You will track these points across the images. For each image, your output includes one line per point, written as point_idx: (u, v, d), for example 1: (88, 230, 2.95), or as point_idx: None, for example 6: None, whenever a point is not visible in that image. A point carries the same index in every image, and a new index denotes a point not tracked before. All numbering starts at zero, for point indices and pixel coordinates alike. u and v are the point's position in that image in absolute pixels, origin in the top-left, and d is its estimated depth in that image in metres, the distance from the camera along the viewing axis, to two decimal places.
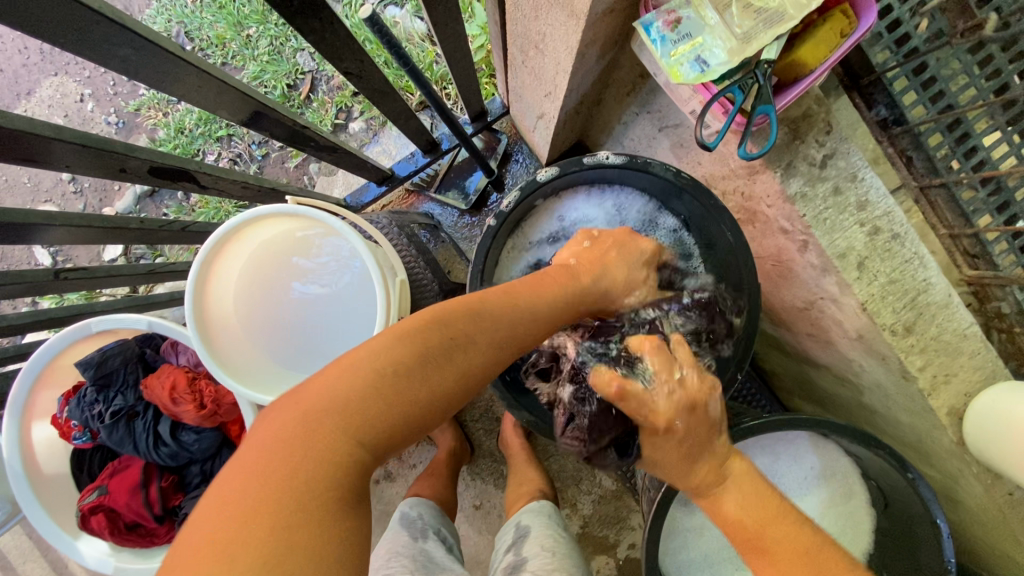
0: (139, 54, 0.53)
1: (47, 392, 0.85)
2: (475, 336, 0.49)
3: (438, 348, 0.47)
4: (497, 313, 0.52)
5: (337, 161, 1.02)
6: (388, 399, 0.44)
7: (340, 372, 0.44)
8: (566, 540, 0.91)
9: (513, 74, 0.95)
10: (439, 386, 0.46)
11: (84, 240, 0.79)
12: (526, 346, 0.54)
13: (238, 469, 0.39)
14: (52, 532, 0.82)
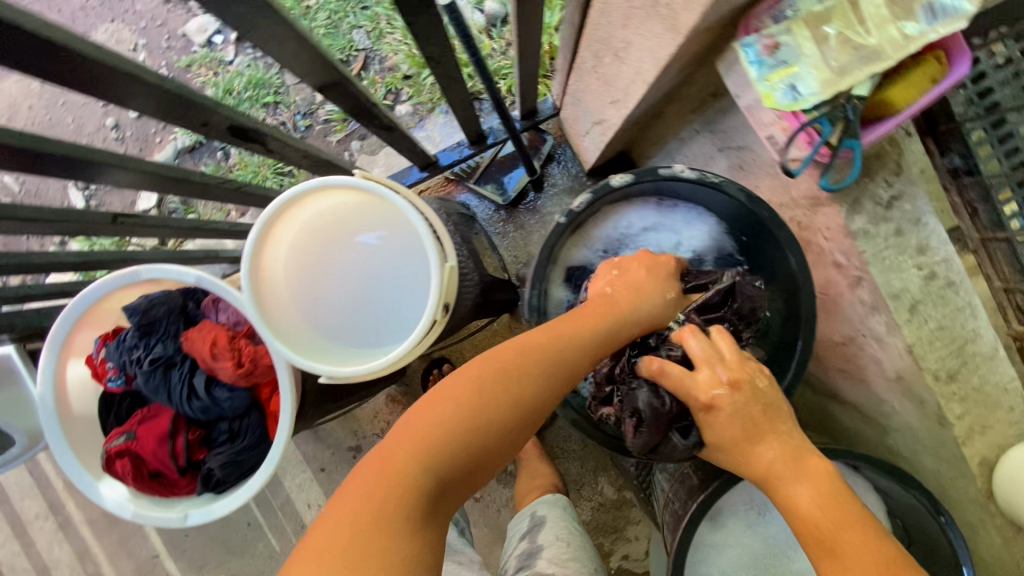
0: (253, 13, 0.54)
1: (87, 332, 0.85)
2: (529, 367, 0.57)
3: (493, 382, 0.55)
4: (543, 347, 0.59)
5: (392, 141, 1.04)
6: (455, 432, 0.52)
7: (422, 411, 0.54)
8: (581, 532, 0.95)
9: (577, 79, 0.97)
10: (495, 415, 0.54)
11: (148, 188, 0.80)
12: (575, 377, 0.60)
13: (341, 494, 0.50)
14: (75, 470, 0.82)
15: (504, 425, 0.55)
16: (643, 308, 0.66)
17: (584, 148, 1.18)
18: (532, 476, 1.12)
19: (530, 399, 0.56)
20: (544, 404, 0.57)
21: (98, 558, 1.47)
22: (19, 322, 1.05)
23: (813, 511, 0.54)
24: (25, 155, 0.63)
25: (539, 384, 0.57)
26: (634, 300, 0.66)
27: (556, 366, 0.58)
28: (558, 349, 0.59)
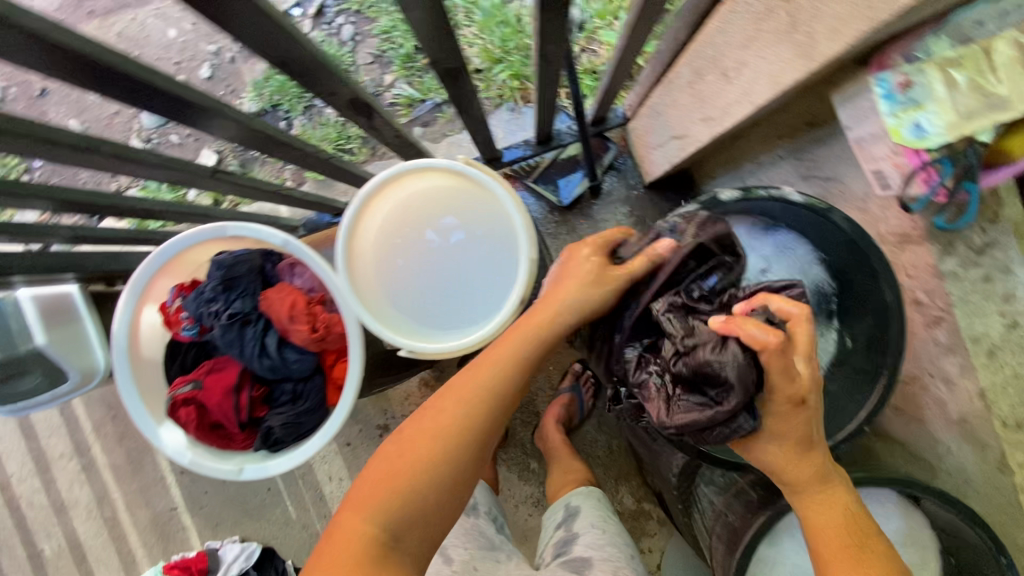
0: None
1: (165, 280, 0.88)
2: (441, 408, 0.69)
3: (417, 429, 0.69)
4: (456, 388, 0.72)
5: (473, 130, 1.07)
6: (395, 473, 0.66)
7: (368, 472, 0.68)
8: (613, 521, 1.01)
9: (664, 93, 0.99)
10: (424, 451, 0.67)
11: (248, 145, 0.85)
12: (497, 398, 0.71)
13: (321, 550, 0.64)
14: (139, 414, 0.84)
15: (438, 459, 0.67)
16: (568, 301, 0.76)
17: (651, 161, 1.20)
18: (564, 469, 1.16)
19: (454, 434, 0.68)
20: (471, 430, 0.69)
21: (116, 504, 1.49)
22: (88, 263, 1.07)
23: (843, 543, 0.64)
24: (162, 102, 0.67)
25: (466, 417, 0.69)
26: (550, 309, 0.76)
27: (463, 400, 0.70)
28: (468, 393, 0.70)
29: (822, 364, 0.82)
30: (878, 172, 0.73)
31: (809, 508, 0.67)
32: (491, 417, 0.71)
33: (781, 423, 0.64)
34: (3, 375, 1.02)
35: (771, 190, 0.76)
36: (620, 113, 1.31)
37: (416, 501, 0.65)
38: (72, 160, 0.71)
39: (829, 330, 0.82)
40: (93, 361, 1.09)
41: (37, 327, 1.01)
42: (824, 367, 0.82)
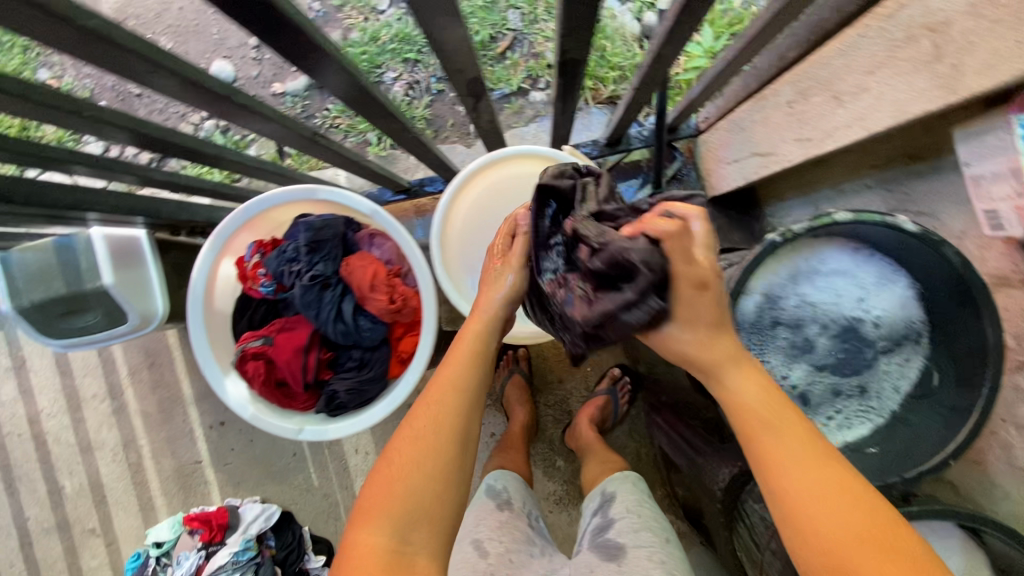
0: None
1: (245, 235, 0.89)
2: (416, 416, 0.69)
3: (404, 438, 0.67)
4: (430, 393, 0.72)
5: (558, 124, 1.08)
6: (391, 483, 0.64)
7: (367, 493, 0.65)
8: (653, 506, 0.98)
9: (755, 110, 0.99)
10: (411, 455, 0.65)
11: (356, 110, 0.86)
12: (468, 392, 0.71)
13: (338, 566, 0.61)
14: (207, 362, 0.85)
15: (421, 463, 0.65)
16: (492, 301, 0.80)
17: (721, 177, 1.20)
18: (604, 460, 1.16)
19: (431, 437, 0.67)
20: (448, 432, 0.67)
21: (143, 450, 1.51)
22: (163, 209, 1.06)
23: (766, 444, 0.60)
24: (295, 49, 0.67)
25: (434, 420, 0.68)
26: (478, 320, 0.79)
27: (434, 404, 0.69)
28: (439, 392, 0.70)
29: (903, 391, 0.81)
30: (1002, 211, 0.78)
31: (733, 412, 0.63)
32: (471, 413, 0.70)
33: (687, 310, 0.64)
34: (65, 310, 1.04)
35: (886, 216, 0.70)
36: (694, 125, 1.29)
37: (407, 507, 0.62)
38: (190, 96, 0.71)
39: (910, 359, 0.81)
40: (153, 306, 1.11)
41: (105, 267, 1.01)
42: (905, 397, 0.81)
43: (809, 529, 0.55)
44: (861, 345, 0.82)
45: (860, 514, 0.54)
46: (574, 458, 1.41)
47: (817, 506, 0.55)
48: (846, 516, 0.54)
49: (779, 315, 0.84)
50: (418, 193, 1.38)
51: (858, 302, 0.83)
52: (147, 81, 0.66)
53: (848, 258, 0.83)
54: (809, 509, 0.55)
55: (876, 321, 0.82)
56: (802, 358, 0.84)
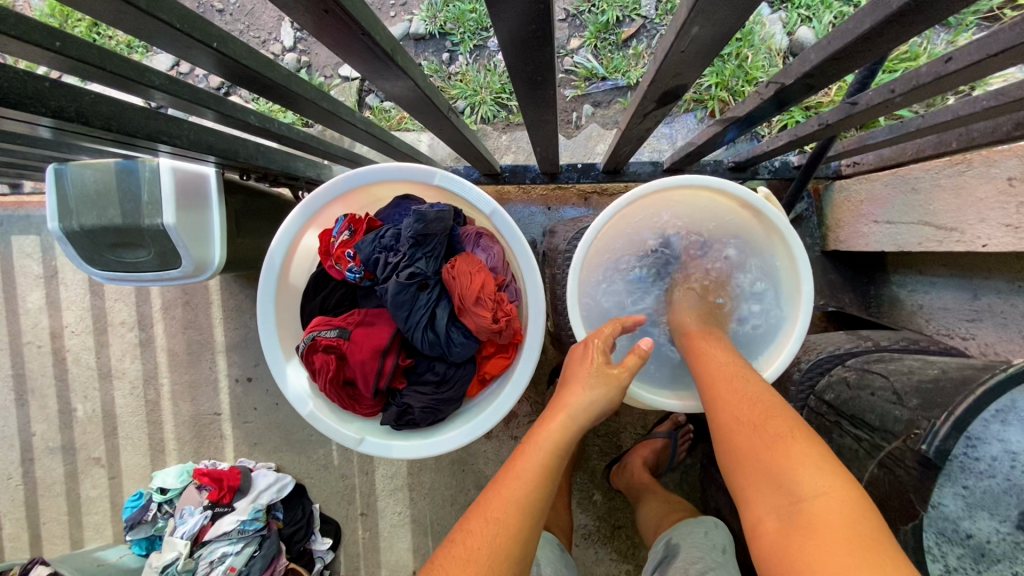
0: (877, 25, 0.43)
1: (338, 206, 0.77)
2: (470, 530, 0.57)
3: (452, 557, 0.55)
4: (485, 503, 0.60)
5: (700, 142, 0.92)
6: None
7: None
8: (723, 566, 0.84)
9: (944, 172, 0.83)
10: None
11: (517, 95, 0.69)
12: (528, 504, 0.59)
13: None
14: (271, 344, 0.75)
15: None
16: (581, 406, 0.67)
17: (858, 234, 1.05)
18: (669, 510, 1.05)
19: (482, 556, 0.54)
20: (500, 556, 0.54)
21: (163, 389, 1.43)
22: (241, 151, 0.91)
23: (712, 393, 0.63)
24: (516, 29, 0.50)
25: (490, 538, 0.55)
26: (558, 422, 0.66)
27: (493, 521, 0.57)
28: (506, 508, 0.58)
29: None
30: None
31: (694, 362, 0.69)
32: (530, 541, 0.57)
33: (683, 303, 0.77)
34: (115, 242, 0.93)
35: None
36: (834, 167, 1.11)
37: None
38: (353, 57, 0.52)
39: None
40: (209, 254, 0.98)
41: (168, 205, 0.90)
42: None
43: (730, 457, 0.57)
44: None
45: (772, 428, 0.56)
46: (614, 496, 1.30)
47: (737, 435, 0.58)
48: (755, 433, 0.56)
49: (973, 460, 0.56)
50: (505, 180, 1.23)
51: None
52: (321, 34, 0.48)
53: None
54: (732, 436, 0.58)
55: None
56: (984, 510, 0.55)
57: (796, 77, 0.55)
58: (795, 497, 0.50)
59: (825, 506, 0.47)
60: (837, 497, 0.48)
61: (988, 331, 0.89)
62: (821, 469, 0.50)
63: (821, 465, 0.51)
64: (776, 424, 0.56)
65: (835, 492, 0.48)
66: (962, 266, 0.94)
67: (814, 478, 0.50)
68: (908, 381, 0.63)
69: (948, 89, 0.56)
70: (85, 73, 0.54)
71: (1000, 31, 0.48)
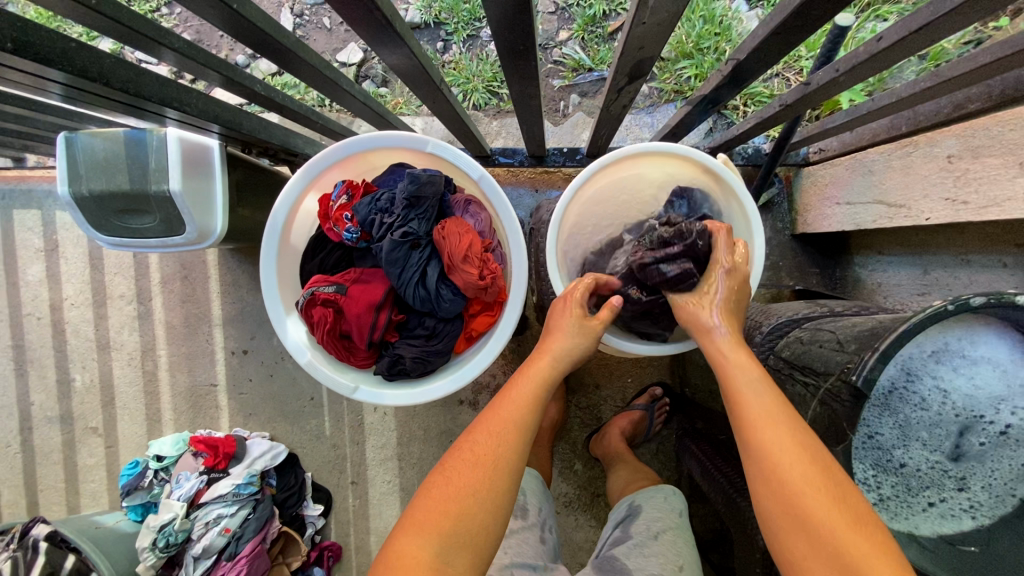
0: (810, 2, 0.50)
1: (336, 171, 0.83)
2: (474, 439, 0.64)
3: (463, 460, 0.63)
4: (487, 415, 0.66)
5: (675, 124, 0.99)
6: (447, 503, 0.60)
7: (418, 507, 0.61)
8: (679, 526, 0.92)
9: (895, 154, 0.91)
10: (482, 502, 0.60)
11: (504, 69, 0.75)
12: (522, 419, 0.66)
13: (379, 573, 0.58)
14: (273, 298, 0.81)
15: (474, 484, 0.61)
16: (564, 351, 0.73)
17: (823, 215, 1.12)
18: (635, 475, 1.12)
19: (488, 461, 0.62)
20: (503, 460, 0.62)
21: (160, 360, 1.48)
22: (245, 123, 0.97)
23: (759, 435, 0.59)
24: (501, 4, 0.57)
25: (497, 448, 0.63)
26: (545, 363, 0.72)
27: (494, 433, 0.64)
28: (509, 422, 0.65)
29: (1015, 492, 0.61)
30: None
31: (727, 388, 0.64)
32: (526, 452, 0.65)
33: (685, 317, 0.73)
34: (121, 208, 0.98)
35: None
36: (803, 154, 1.19)
37: (458, 530, 0.58)
38: (356, 22, 0.58)
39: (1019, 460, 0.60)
40: (211, 222, 1.04)
41: (174, 172, 0.95)
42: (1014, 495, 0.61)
43: (786, 516, 0.55)
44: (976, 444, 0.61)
45: (841, 503, 0.53)
46: (593, 466, 1.37)
47: (809, 502, 0.54)
48: (825, 507, 0.53)
49: (905, 397, 0.63)
50: (495, 163, 1.29)
51: (995, 404, 0.60)
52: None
53: (1003, 347, 0.59)
54: (795, 501, 0.55)
55: (1006, 429, 0.60)
56: (916, 438, 0.63)
57: (751, 52, 0.62)
58: None
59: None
60: None
61: (935, 303, 0.97)
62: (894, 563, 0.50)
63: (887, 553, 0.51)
64: (844, 501, 0.53)
65: None
66: (914, 244, 1.02)
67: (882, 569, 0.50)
68: (850, 331, 0.70)
69: (884, 66, 0.63)
70: (111, 30, 0.59)
71: (920, 11, 0.55)
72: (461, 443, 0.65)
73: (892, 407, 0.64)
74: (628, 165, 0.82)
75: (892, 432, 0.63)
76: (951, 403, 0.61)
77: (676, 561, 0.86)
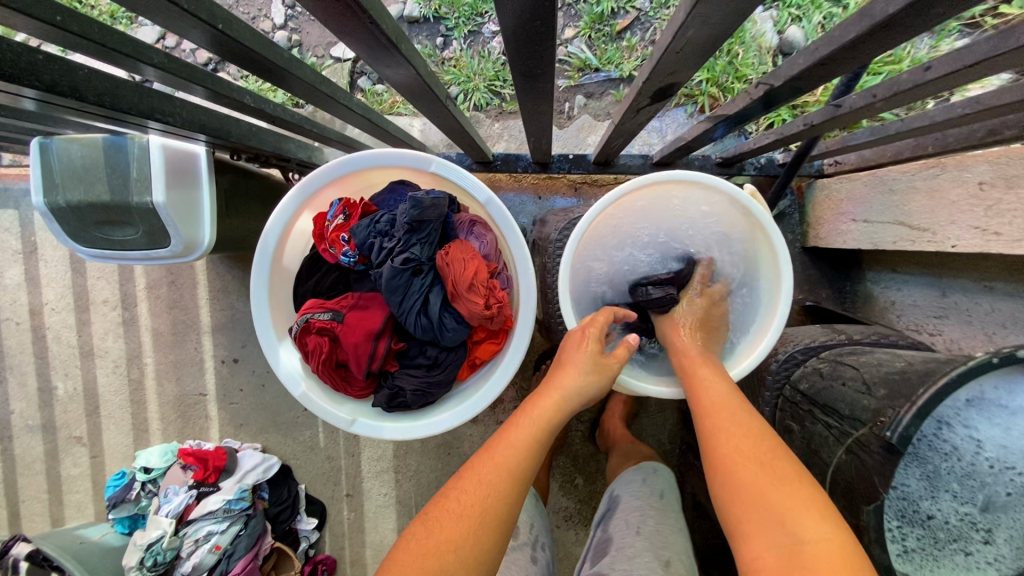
0: (862, 37, 0.46)
1: (332, 189, 0.77)
2: (463, 489, 0.60)
3: (449, 512, 0.58)
4: (477, 462, 0.63)
5: (690, 138, 0.94)
6: (430, 558, 0.54)
7: (395, 564, 0.56)
8: (660, 508, 0.87)
9: (920, 175, 0.87)
10: (468, 556, 0.55)
11: (515, 87, 0.70)
12: (515, 468, 0.61)
13: None
14: (264, 325, 0.76)
15: (457, 537, 0.56)
16: (575, 396, 0.69)
17: (836, 231, 1.08)
18: (622, 460, 1.09)
19: (476, 512, 0.58)
20: (493, 512, 0.58)
21: (147, 368, 1.42)
22: (233, 130, 0.90)
23: (709, 421, 0.65)
24: (517, 27, 0.52)
25: (485, 500, 0.58)
26: (550, 404, 0.68)
27: (485, 482, 0.60)
28: (500, 470, 0.61)
29: None
30: None
31: (690, 385, 0.70)
32: (518, 505, 0.61)
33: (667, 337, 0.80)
34: (101, 219, 0.92)
35: None
36: (817, 165, 1.13)
37: None
38: (354, 42, 0.52)
39: None
40: (199, 234, 0.98)
41: (157, 183, 0.89)
42: None
43: (730, 487, 0.58)
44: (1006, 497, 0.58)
45: (775, 471, 0.57)
46: (595, 480, 1.34)
47: (742, 470, 0.58)
48: (757, 471, 0.57)
49: (936, 445, 0.61)
50: (497, 169, 1.22)
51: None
52: (322, 17, 0.48)
53: None
54: (734, 468, 0.59)
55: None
56: (946, 489, 0.60)
57: (786, 81, 0.58)
58: (795, 537, 0.51)
59: (826, 551, 0.49)
60: (833, 544, 0.50)
61: (953, 327, 0.94)
62: (825, 518, 0.52)
63: (822, 513, 0.52)
64: (775, 464, 0.58)
65: (835, 540, 0.50)
66: (932, 265, 0.98)
67: (812, 523, 0.51)
68: (877, 371, 0.67)
69: (926, 95, 0.59)
70: (83, 48, 0.53)
71: (977, 44, 0.50)
72: (447, 493, 0.61)
73: (921, 458, 0.61)
74: (650, 192, 0.76)
75: (921, 483, 0.60)
76: (982, 454, 0.58)
77: (662, 555, 0.77)
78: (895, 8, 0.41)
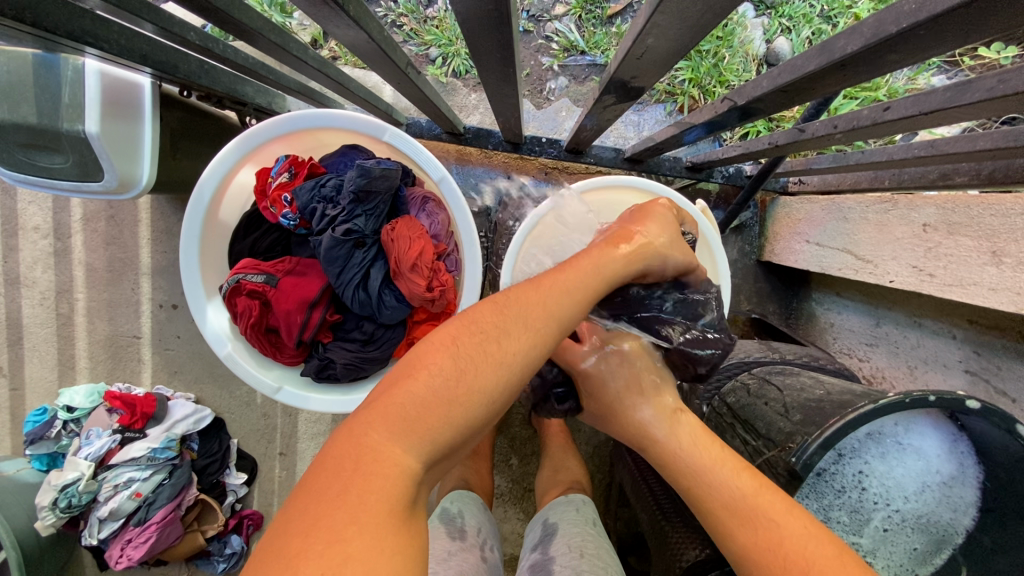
0: (818, 73, 0.46)
1: (278, 145, 0.74)
2: (501, 323, 0.46)
3: (478, 346, 0.44)
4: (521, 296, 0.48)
5: (663, 139, 0.93)
6: (448, 400, 0.43)
7: (408, 397, 0.42)
8: (597, 537, 0.84)
9: (873, 208, 0.89)
10: (487, 400, 0.44)
11: (483, 68, 0.67)
12: (567, 322, 0.48)
13: (339, 472, 0.40)
14: (193, 280, 0.73)
15: (485, 382, 0.44)
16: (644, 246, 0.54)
17: (790, 250, 1.09)
18: (553, 480, 1.03)
19: (506, 355, 0.45)
20: (526, 367, 0.46)
21: (77, 303, 1.35)
22: (182, 66, 0.83)
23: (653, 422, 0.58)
24: (476, 7, 0.49)
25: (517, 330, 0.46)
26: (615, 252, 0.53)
27: (528, 321, 0.46)
28: (539, 305, 0.47)
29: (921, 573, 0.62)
30: None
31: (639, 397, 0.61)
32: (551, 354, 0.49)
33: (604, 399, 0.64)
34: (29, 142, 0.86)
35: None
36: (782, 181, 1.13)
37: (450, 433, 0.43)
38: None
39: (917, 541, 0.62)
40: (136, 172, 0.91)
41: (92, 110, 0.82)
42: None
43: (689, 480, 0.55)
44: (888, 526, 0.62)
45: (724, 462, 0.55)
46: (529, 461, 1.34)
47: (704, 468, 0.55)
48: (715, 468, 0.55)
49: (833, 480, 0.63)
50: (468, 143, 1.17)
51: (902, 497, 0.62)
52: None
53: (932, 448, 0.60)
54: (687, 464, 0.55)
55: (904, 515, 0.62)
56: (836, 519, 0.63)
57: (752, 100, 0.57)
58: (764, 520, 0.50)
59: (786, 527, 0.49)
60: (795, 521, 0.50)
61: (880, 356, 0.98)
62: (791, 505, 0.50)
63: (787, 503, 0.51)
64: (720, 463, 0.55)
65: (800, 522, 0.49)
66: (872, 294, 1.01)
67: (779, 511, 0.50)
68: (797, 397, 0.68)
69: (884, 133, 0.59)
70: None
71: (936, 92, 0.50)
72: (480, 324, 0.46)
73: (818, 489, 0.64)
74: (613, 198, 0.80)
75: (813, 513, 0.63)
76: (867, 491, 0.62)
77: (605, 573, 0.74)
78: (852, 48, 0.41)
